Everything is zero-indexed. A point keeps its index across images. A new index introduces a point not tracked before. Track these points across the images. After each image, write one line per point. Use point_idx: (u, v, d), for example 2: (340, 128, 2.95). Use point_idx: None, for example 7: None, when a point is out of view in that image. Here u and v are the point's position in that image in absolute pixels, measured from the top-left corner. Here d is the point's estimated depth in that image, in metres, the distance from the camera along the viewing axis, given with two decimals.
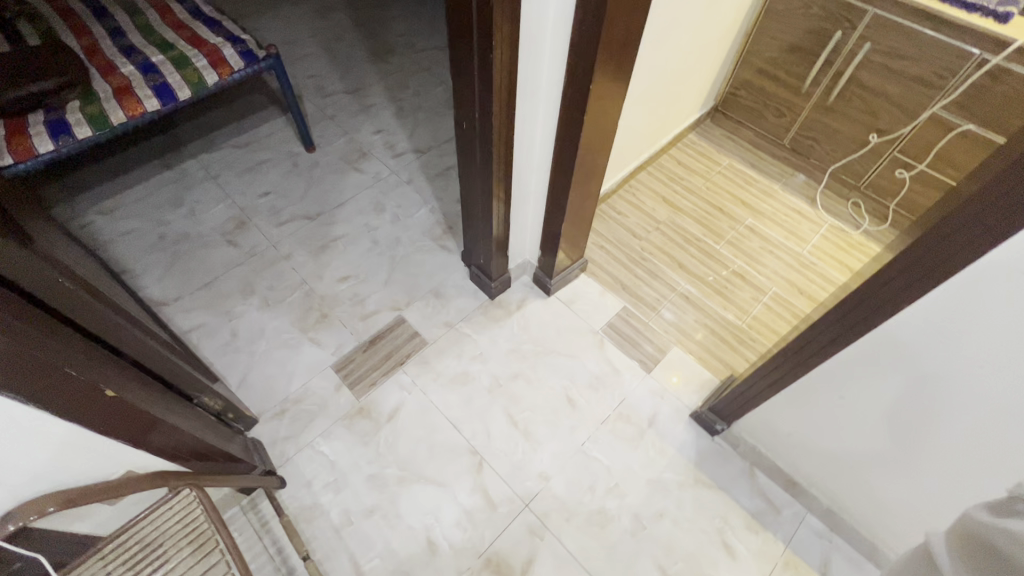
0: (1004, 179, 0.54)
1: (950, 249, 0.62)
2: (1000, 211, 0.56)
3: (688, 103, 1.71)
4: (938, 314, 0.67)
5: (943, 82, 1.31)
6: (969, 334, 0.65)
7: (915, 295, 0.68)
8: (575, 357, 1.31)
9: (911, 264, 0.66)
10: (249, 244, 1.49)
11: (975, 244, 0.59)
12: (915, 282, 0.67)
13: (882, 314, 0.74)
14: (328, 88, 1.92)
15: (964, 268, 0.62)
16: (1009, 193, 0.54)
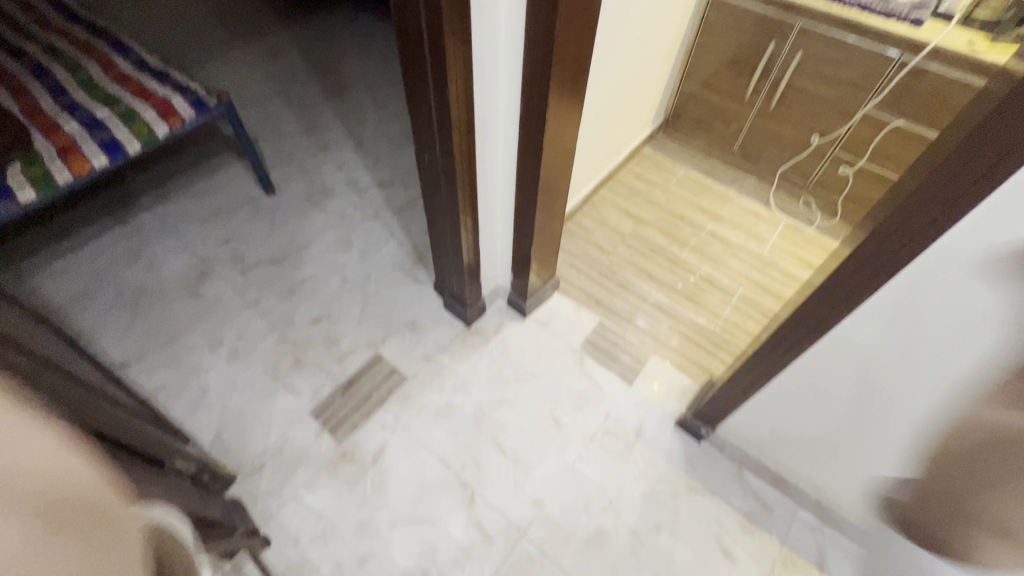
0: (938, 174, 0.58)
1: (899, 241, 0.65)
2: (937, 204, 0.60)
3: (640, 118, 1.77)
4: (898, 302, 0.70)
5: (871, 85, 1.41)
6: (926, 321, 0.69)
7: (873, 288, 0.72)
8: (557, 377, 1.31)
9: (864, 260, 0.70)
10: (213, 294, 1.44)
11: (919, 236, 0.63)
12: (871, 275, 0.71)
13: (845, 308, 0.77)
14: (284, 130, 1.91)
15: (913, 261, 0.65)
16: (944, 187, 0.58)
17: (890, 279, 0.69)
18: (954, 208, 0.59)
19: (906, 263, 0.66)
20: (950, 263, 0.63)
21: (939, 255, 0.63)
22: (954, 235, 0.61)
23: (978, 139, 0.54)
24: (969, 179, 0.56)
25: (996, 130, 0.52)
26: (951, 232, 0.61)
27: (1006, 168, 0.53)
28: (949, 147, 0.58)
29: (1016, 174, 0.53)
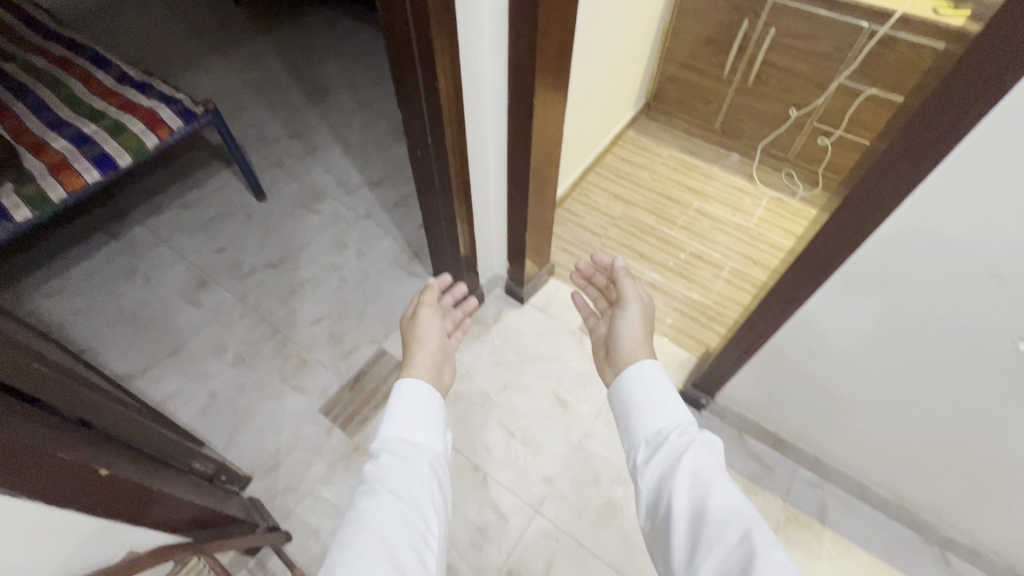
0: (908, 134, 0.61)
1: (874, 200, 0.69)
2: (905, 163, 0.63)
3: (623, 103, 1.80)
4: (877, 257, 0.74)
5: (843, 55, 1.45)
6: (903, 274, 0.73)
7: (853, 246, 0.75)
8: (559, 359, 1.35)
9: (844, 220, 0.74)
10: (213, 302, 1.46)
11: (893, 193, 0.67)
12: (850, 235, 0.74)
13: (828, 269, 0.80)
14: (271, 136, 1.91)
15: (888, 218, 0.69)
16: (912, 147, 0.62)
17: (867, 237, 0.73)
18: (923, 165, 0.62)
19: (882, 220, 0.70)
20: (924, 215, 0.66)
21: (911, 208, 0.67)
22: (922, 190, 0.64)
23: (941, 97, 0.57)
24: (935, 135, 0.59)
25: (956, 89, 0.56)
26: (920, 187, 0.64)
27: (966, 125, 0.57)
28: (917, 106, 0.62)
29: (976, 128, 0.57)
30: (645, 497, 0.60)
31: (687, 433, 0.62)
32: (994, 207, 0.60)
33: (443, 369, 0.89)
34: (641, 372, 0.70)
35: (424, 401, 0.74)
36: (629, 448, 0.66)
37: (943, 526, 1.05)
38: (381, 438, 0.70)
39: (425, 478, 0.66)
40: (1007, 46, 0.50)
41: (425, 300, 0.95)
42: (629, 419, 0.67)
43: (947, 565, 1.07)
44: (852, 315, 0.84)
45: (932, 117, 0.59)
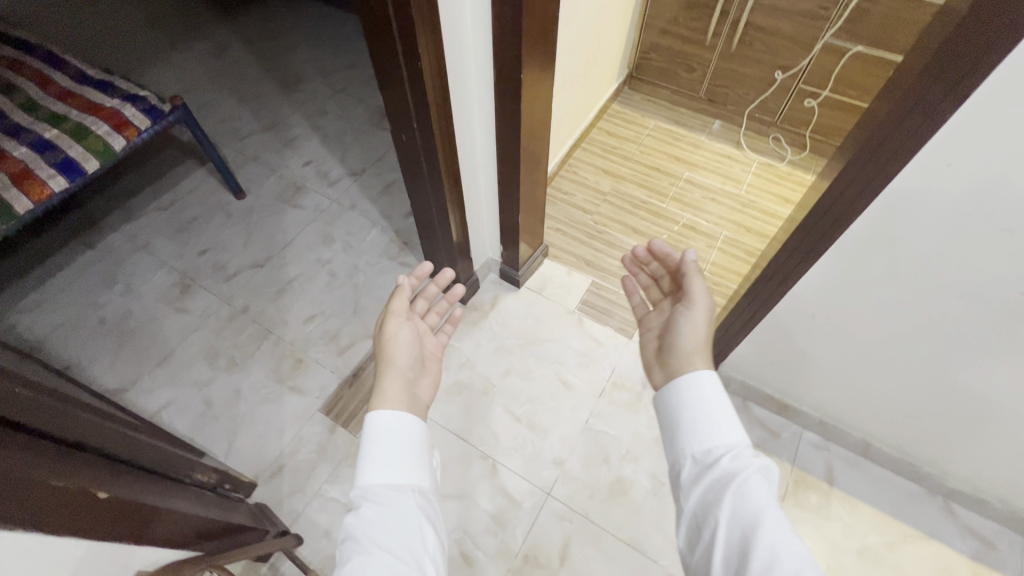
0: (915, 90, 0.59)
1: (881, 160, 0.67)
2: (912, 119, 0.61)
3: (605, 74, 1.75)
4: (884, 219, 0.73)
5: (828, 13, 1.42)
6: (909, 236, 0.72)
7: (858, 210, 0.74)
8: (559, 340, 1.33)
9: (849, 182, 0.72)
10: (199, 306, 1.41)
11: (899, 151, 0.65)
12: (855, 198, 0.73)
13: (832, 234, 0.79)
14: (243, 131, 1.84)
15: (894, 179, 0.67)
16: (920, 102, 0.59)
17: (873, 199, 0.71)
18: (929, 123, 0.60)
19: (888, 180, 0.68)
20: (930, 174, 0.65)
21: (918, 167, 0.65)
22: (931, 148, 0.62)
23: (951, 49, 0.54)
24: (943, 90, 0.57)
25: (965, 41, 0.53)
26: (928, 145, 0.62)
27: (978, 77, 0.54)
28: (923, 57, 0.59)
29: (986, 81, 0.54)
30: (690, 515, 0.63)
31: (741, 458, 0.64)
32: (1004, 162, 0.59)
33: (417, 382, 0.87)
34: (696, 382, 0.72)
35: (398, 436, 0.75)
36: (676, 460, 0.69)
37: (947, 478, 1.07)
38: (361, 485, 0.71)
39: (415, 515, 0.69)
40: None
41: (393, 310, 0.90)
42: (678, 431, 0.70)
43: (952, 515, 1.09)
44: (859, 279, 0.83)
45: (941, 70, 0.56)
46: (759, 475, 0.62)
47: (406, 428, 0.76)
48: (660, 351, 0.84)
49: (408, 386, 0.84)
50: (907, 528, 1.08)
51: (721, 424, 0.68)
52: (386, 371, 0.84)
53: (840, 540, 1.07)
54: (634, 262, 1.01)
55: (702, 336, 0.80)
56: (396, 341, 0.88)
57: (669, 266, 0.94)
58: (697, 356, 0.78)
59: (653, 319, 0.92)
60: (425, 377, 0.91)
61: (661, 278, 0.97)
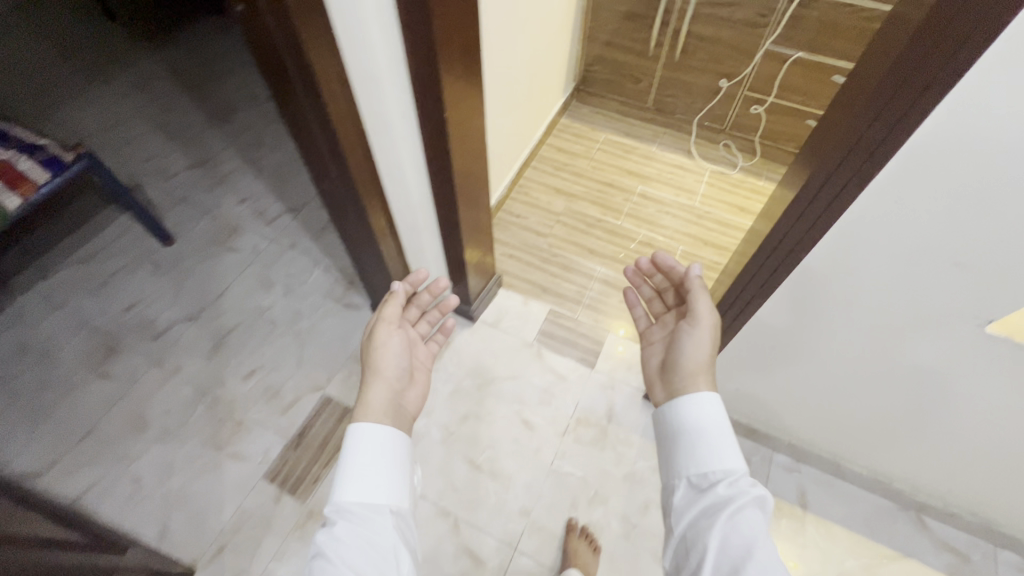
0: (856, 125, 0.55)
1: (829, 195, 0.63)
2: (857, 154, 0.57)
3: (551, 90, 1.70)
4: (837, 254, 0.69)
5: (767, 21, 1.41)
6: (862, 270, 0.69)
7: (810, 245, 0.70)
8: (519, 377, 1.27)
9: (799, 217, 0.68)
10: (126, 370, 1.29)
11: (845, 190, 0.61)
12: (805, 233, 0.69)
13: (786, 267, 0.76)
14: (171, 169, 1.71)
15: (842, 217, 0.64)
16: (865, 135, 0.55)
17: (823, 235, 0.68)
18: (873, 162, 0.56)
19: (836, 217, 0.64)
20: (878, 212, 0.61)
21: (863, 205, 0.61)
22: (874, 187, 0.59)
23: (890, 83, 0.50)
24: (883, 128, 0.53)
25: (906, 74, 0.48)
26: (872, 185, 0.58)
27: (916, 117, 0.50)
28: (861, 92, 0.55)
29: (929, 117, 0.50)
30: (679, 538, 0.66)
31: (737, 485, 0.65)
32: (952, 204, 0.55)
33: (406, 393, 0.85)
34: (695, 405, 0.73)
35: (380, 454, 0.72)
36: (671, 482, 0.72)
37: (916, 491, 1.06)
38: (337, 502, 0.68)
39: (389, 539, 0.64)
40: (960, 23, 0.43)
41: (384, 318, 0.88)
42: (676, 453, 0.72)
43: (925, 529, 1.07)
44: (816, 309, 0.80)
45: (885, 103, 0.51)
46: (754, 504, 0.63)
47: (393, 445, 0.73)
48: (664, 367, 0.85)
49: (394, 397, 0.81)
50: (882, 549, 1.05)
51: (720, 447, 0.69)
52: (372, 380, 0.81)
53: (818, 568, 1.04)
54: (637, 274, 1.00)
55: (705, 355, 0.80)
56: (385, 351, 0.85)
57: (674, 278, 0.93)
58: (699, 376, 0.78)
59: (658, 332, 0.92)
60: (413, 389, 0.87)
61: (666, 290, 0.96)
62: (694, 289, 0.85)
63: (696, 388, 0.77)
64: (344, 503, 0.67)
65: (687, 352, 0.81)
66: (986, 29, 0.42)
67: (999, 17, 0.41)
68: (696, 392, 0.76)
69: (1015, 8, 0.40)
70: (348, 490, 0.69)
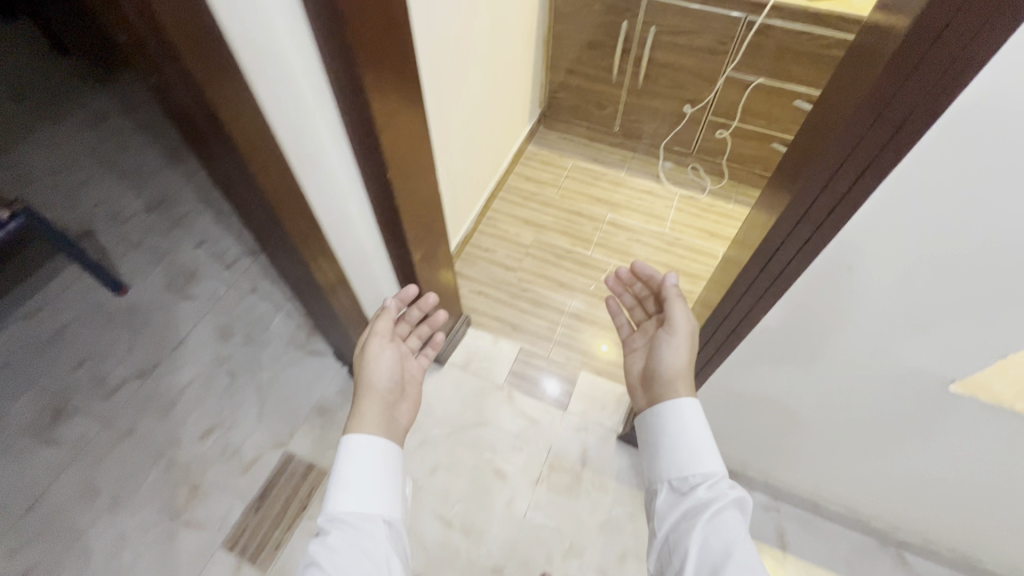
0: (818, 180, 0.51)
1: (794, 248, 0.59)
2: (820, 209, 0.53)
3: (515, 119, 1.67)
4: (795, 315, 0.68)
5: (726, 48, 1.40)
6: (829, 322, 0.66)
7: (775, 295, 0.66)
8: (489, 423, 1.23)
9: (763, 268, 0.64)
10: (74, 434, 1.22)
11: (810, 243, 0.57)
12: (771, 284, 0.65)
13: (753, 317, 0.72)
14: (125, 212, 1.65)
15: (808, 268, 0.60)
16: (818, 200, 0.53)
17: (791, 286, 0.64)
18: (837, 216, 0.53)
19: (804, 268, 0.61)
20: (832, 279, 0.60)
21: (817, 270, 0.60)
22: (827, 254, 0.57)
23: (851, 138, 0.46)
24: (846, 184, 0.49)
25: (857, 139, 0.46)
26: (824, 252, 0.57)
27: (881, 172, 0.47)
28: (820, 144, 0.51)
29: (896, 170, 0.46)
30: (662, 540, 0.66)
31: (717, 487, 0.66)
32: (901, 273, 0.55)
33: (398, 407, 0.83)
34: (676, 411, 0.73)
35: (374, 464, 0.72)
36: (655, 485, 0.73)
37: (896, 531, 1.03)
38: (330, 512, 0.67)
39: (383, 549, 0.64)
40: (924, 77, 0.39)
41: (375, 332, 0.87)
42: (658, 458, 0.73)
43: (904, 566, 1.05)
44: (782, 360, 0.77)
45: (836, 168, 0.49)
46: (732, 506, 0.64)
47: (386, 455, 0.73)
48: (644, 376, 0.83)
49: (388, 411, 0.79)
50: None
51: (701, 451, 0.70)
52: (365, 394, 0.80)
53: None
54: (618, 282, 0.94)
55: (685, 364, 0.78)
56: (377, 363, 0.83)
57: (654, 284, 0.88)
58: (678, 384, 0.77)
59: (637, 338, 0.89)
60: (404, 403, 0.85)
61: (648, 295, 0.91)
62: (670, 299, 0.81)
63: (676, 396, 0.76)
64: (337, 514, 0.66)
65: (665, 362, 0.78)
66: (951, 84, 0.39)
67: (951, 85, 0.39)
68: (676, 399, 0.75)
69: (971, 73, 0.38)
70: (341, 500, 0.68)
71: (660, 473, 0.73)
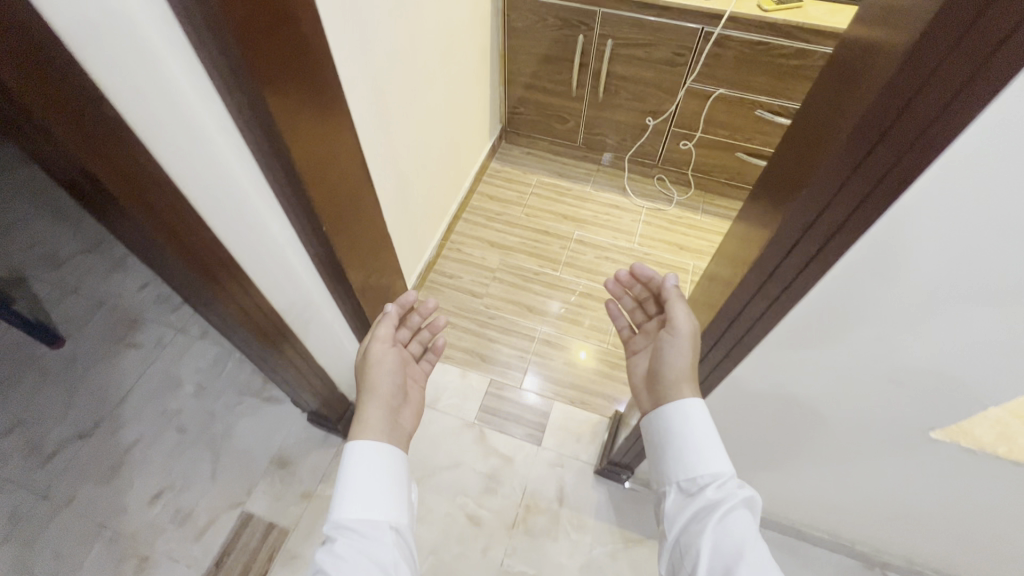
0: (790, 231, 0.46)
1: (765, 301, 0.54)
2: (792, 263, 0.48)
3: (475, 136, 1.61)
4: (767, 368, 0.65)
5: (684, 60, 1.37)
6: (811, 369, 0.62)
7: (749, 345, 0.62)
8: (461, 465, 1.17)
9: (734, 319, 0.60)
10: (5, 510, 1.11)
11: (782, 297, 0.52)
12: (743, 335, 0.61)
13: (729, 364, 0.68)
14: (60, 255, 1.53)
15: (784, 319, 0.55)
16: (783, 261, 0.49)
17: (765, 337, 0.59)
18: (810, 271, 0.48)
19: (777, 321, 0.56)
20: (803, 338, 0.57)
21: (785, 329, 0.57)
22: (798, 313, 0.54)
23: (821, 189, 0.42)
24: (819, 238, 0.45)
25: (831, 190, 0.41)
26: (797, 309, 0.53)
27: (856, 229, 0.42)
28: (789, 190, 0.47)
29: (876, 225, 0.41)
30: (673, 546, 0.62)
31: (726, 489, 0.61)
32: (881, 330, 0.51)
33: (401, 413, 0.76)
34: (682, 411, 0.67)
35: (375, 469, 0.66)
36: (662, 486, 0.68)
37: (880, 554, 1.01)
38: (335, 520, 0.62)
39: (393, 558, 0.59)
40: (906, 127, 0.35)
41: (376, 336, 0.79)
42: (663, 459, 0.68)
43: None
44: (764, 403, 0.73)
45: (803, 229, 0.45)
46: (743, 506, 0.59)
47: (387, 457, 0.67)
48: (649, 377, 0.76)
49: (391, 417, 0.73)
50: None
51: (708, 451, 0.64)
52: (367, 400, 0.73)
53: None
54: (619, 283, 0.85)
55: (692, 364, 0.69)
56: (379, 368, 0.77)
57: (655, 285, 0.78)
58: (685, 384, 0.69)
59: (641, 338, 0.82)
60: (407, 407, 0.79)
61: (652, 295, 0.82)
62: (671, 297, 0.72)
63: (682, 397, 0.69)
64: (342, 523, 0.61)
65: (667, 363, 0.70)
66: (936, 136, 0.34)
67: (928, 146, 0.35)
68: (677, 406, 0.68)
69: (960, 124, 0.33)
70: (345, 507, 0.63)
71: (667, 473, 0.68)
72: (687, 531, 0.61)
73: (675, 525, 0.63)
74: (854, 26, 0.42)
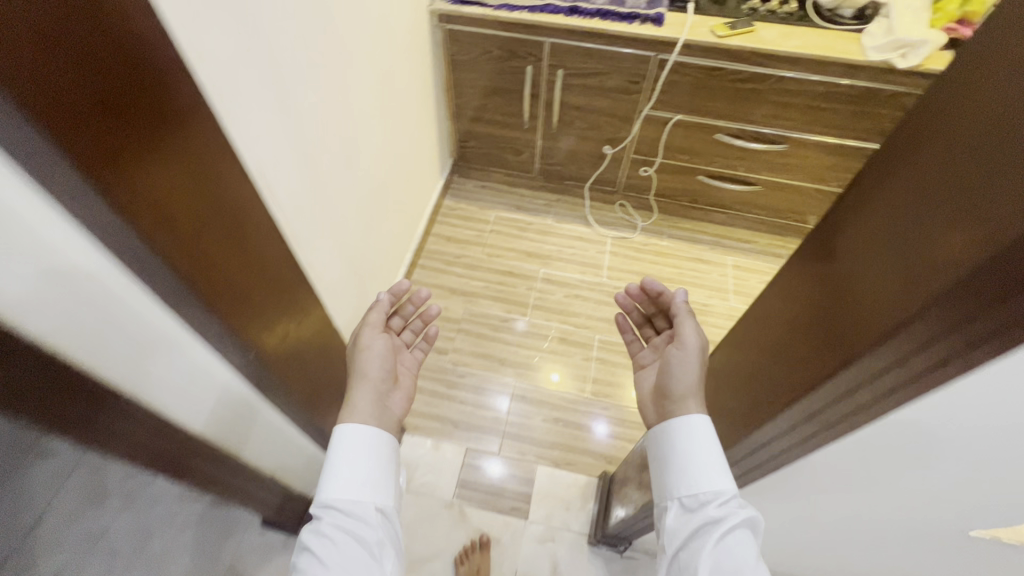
0: (872, 361, 0.40)
1: (824, 422, 0.47)
2: (868, 394, 0.42)
3: (424, 173, 1.48)
4: (809, 476, 0.58)
5: (639, 87, 1.31)
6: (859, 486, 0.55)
7: (792, 456, 0.55)
8: (443, 553, 1.05)
9: (780, 431, 0.53)
10: None
11: (845, 421, 0.45)
12: (788, 446, 0.54)
13: (765, 468, 0.61)
14: None
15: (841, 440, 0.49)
16: (858, 390, 0.42)
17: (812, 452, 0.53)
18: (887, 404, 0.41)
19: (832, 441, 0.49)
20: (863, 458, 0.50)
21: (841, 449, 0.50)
22: (857, 436, 0.47)
23: (924, 326, 0.35)
24: (910, 376, 0.38)
25: (936, 329, 0.35)
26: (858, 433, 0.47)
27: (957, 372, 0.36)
28: (871, 312, 0.40)
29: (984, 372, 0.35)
30: (670, 565, 0.55)
31: (730, 508, 0.54)
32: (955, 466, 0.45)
33: (390, 396, 0.67)
34: (687, 429, 0.59)
35: (363, 454, 0.59)
36: (658, 497, 0.60)
37: None
38: (322, 500, 0.57)
39: (378, 548, 0.55)
40: None
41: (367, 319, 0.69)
42: (662, 471, 0.60)
43: None
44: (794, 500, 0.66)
45: (899, 358, 0.38)
46: (747, 527, 0.53)
47: (377, 438, 0.60)
48: (655, 391, 0.67)
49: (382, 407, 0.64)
50: None
51: (711, 466, 0.57)
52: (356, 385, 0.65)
53: None
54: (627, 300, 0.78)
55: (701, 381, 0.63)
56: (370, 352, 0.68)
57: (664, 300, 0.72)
58: (692, 400, 0.62)
59: (650, 351, 0.73)
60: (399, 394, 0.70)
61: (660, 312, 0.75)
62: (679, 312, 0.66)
63: (687, 411, 0.61)
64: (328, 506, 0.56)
65: (673, 378, 0.64)
66: None
67: None
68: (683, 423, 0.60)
69: None
70: (331, 487, 0.58)
71: (664, 482, 0.60)
72: (684, 551, 0.54)
73: (672, 541, 0.55)
74: (967, 122, 0.35)
